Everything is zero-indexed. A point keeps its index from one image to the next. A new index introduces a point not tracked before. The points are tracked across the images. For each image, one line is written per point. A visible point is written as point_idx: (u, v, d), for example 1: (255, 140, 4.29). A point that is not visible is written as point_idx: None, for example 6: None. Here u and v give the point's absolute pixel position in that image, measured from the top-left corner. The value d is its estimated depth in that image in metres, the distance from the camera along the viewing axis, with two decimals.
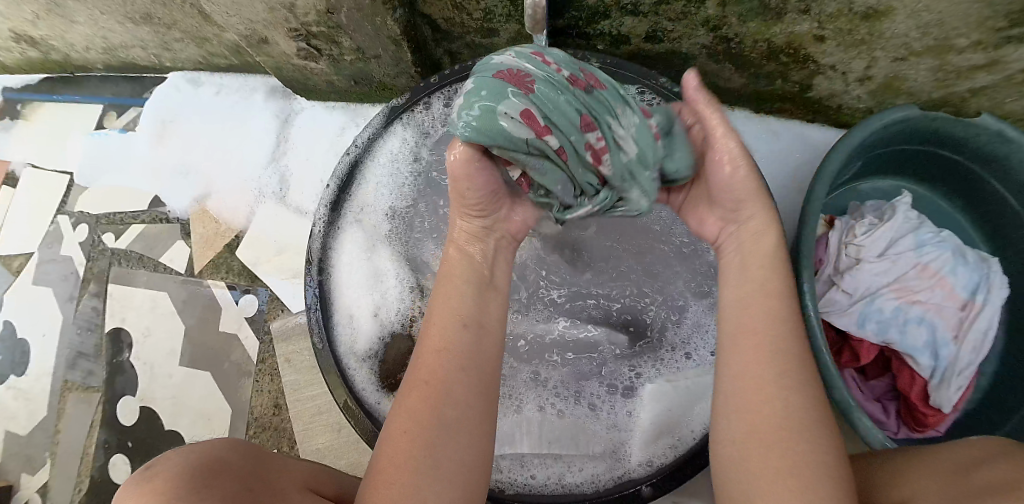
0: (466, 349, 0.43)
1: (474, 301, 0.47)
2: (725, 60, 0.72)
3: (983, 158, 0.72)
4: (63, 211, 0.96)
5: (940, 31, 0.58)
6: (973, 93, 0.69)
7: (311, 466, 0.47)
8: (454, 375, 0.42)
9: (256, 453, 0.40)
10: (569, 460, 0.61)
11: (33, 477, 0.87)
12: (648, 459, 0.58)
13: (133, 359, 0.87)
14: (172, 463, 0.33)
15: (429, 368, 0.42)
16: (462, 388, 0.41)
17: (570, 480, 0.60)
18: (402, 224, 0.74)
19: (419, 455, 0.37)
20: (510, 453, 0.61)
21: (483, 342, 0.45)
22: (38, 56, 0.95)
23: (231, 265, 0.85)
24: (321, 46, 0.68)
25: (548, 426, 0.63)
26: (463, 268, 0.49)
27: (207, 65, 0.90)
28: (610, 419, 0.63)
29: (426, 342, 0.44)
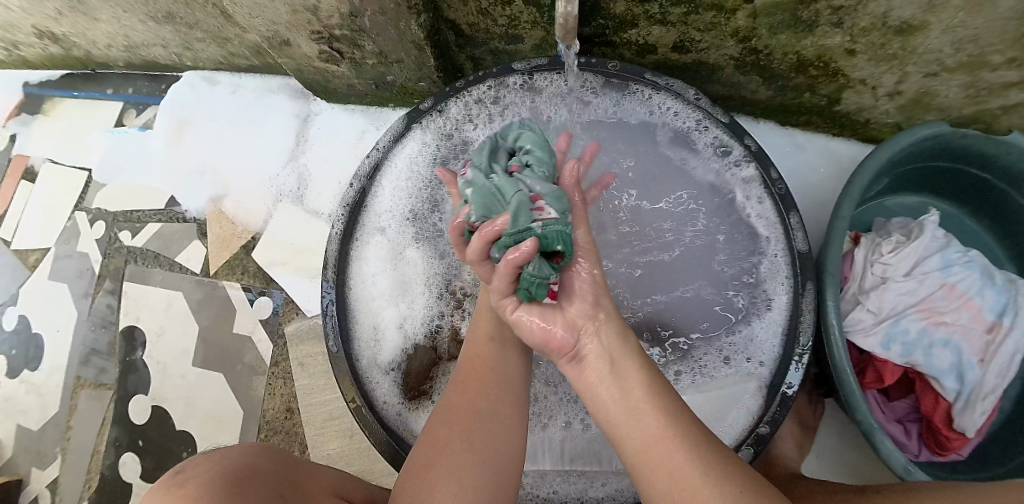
0: (489, 356, 0.50)
1: (507, 318, 0.54)
2: (753, 72, 0.70)
3: (1013, 177, 0.70)
4: (81, 207, 0.96)
5: (974, 47, 0.56)
6: (1005, 111, 0.67)
7: (342, 476, 0.46)
8: (494, 377, 0.47)
9: (287, 463, 0.39)
10: (592, 476, 0.60)
11: (43, 472, 0.87)
12: None
13: (145, 357, 0.87)
14: (209, 465, 0.32)
15: (474, 373, 0.48)
16: (501, 388, 0.47)
17: (593, 494, 0.59)
18: (423, 230, 0.72)
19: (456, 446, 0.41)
20: (533, 470, 0.61)
21: (508, 349, 0.51)
22: (60, 52, 0.95)
23: (246, 267, 0.85)
24: (343, 49, 0.67)
25: (570, 443, 0.63)
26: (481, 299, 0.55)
27: (227, 66, 0.90)
28: None
29: (471, 351, 0.51)
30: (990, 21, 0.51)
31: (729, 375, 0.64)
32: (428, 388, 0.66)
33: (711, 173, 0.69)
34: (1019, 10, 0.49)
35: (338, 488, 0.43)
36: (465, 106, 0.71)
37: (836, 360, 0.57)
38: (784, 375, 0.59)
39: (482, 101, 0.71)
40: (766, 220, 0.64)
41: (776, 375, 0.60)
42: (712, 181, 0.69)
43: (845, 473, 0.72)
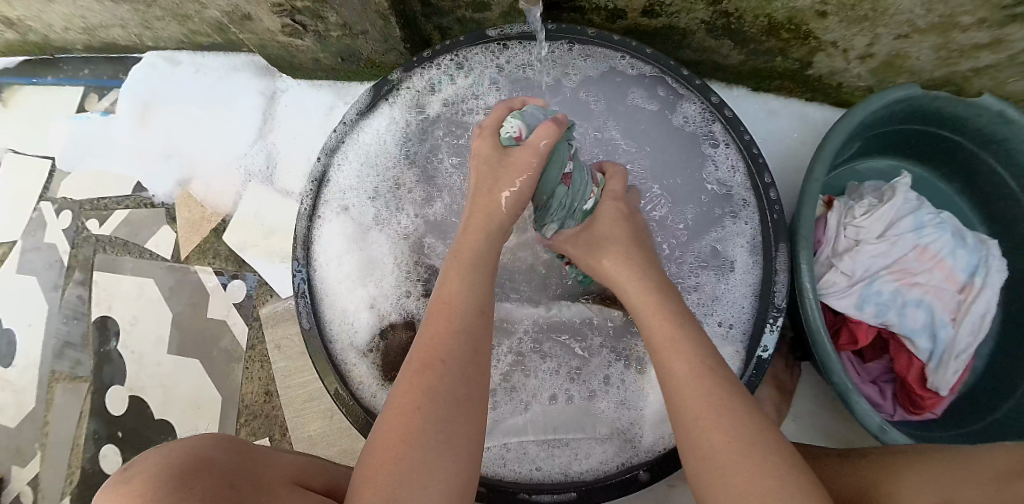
0: (469, 334, 0.41)
1: (483, 279, 0.45)
2: (724, 36, 0.70)
3: (982, 138, 0.71)
4: (46, 197, 0.94)
5: (945, 8, 0.56)
6: (975, 73, 0.68)
7: (304, 460, 0.46)
8: (456, 355, 0.40)
9: (247, 450, 0.38)
10: (575, 445, 0.61)
11: (23, 468, 0.86)
12: (655, 442, 0.58)
13: (120, 347, 0.85)
14: (157, 456, 0.31)
15: (434, 350, 0.40)
16: (464, 367, 0.39)
17: (576, 467, 0.59)
18: (389, 209, 0.72)
19: (426, 445, 0.35)
20: (514, 443, 0.61)
21: (486, 329, 0.43)
22: (15, 37, 0.92)
23: (218, 251, 0.83)
24: (307, 22, 0.65)
25: (552, 413, 0.63)
26: (477, 247, 0.46)
27: (189, 44, 0.87)
28: (618, 399, 0.62)
29: (433, 318, 0.42)
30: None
31: None
32: None
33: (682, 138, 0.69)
34: None
35: (298, 475, 0.42)
36: (442, 77, 0.70)
37: (810, 323, 0.57)
38: (759, 338, 0.60)
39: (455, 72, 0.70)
40: (738, 182, 0.65)
41: (752, 339, 0.61)
42: (681, 145, 0.69)
43: (822, 438, 0.72)
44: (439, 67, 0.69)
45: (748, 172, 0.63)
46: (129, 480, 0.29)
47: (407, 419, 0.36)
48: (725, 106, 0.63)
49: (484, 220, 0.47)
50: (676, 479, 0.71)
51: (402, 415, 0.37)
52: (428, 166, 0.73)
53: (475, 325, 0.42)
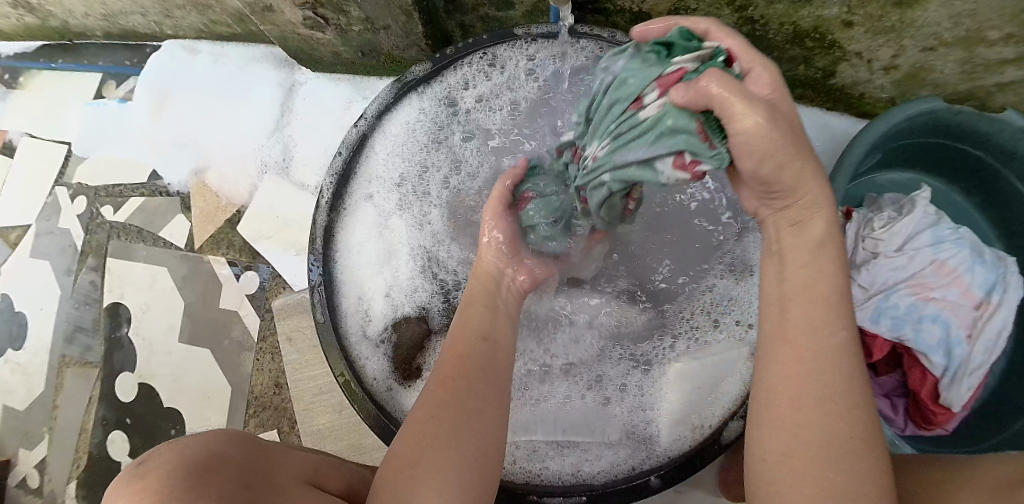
0: (481, 358, 0.44)
1: (490, 309, 0.50)
2: (747, 43, 0.69)
3: (1005, 154, 0.70)
4: (61, 182, 0.94)
5: (973, 22, 0.56)
6: (999, 88, 0.67)
7: (315, 457, 0.46)
8: (473, 373, 0.42)
9: (260, 449, 0.38)
10: (585, 447, 0.60)
11: (31, 451, 0.86)
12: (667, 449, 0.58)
13: (131, 334, 0.86)
14: (173, 452, 0.31)
15: (450, 368, 0.43)
16: (480, 386, 0.42)
17: (586, 470, 0.58)
18: (413, 197, 0.72)
19: (446, 450, 0.37)
20: (524, 441, 0.61)
21: (497, 352, 0.46)
22: (36, 22, 0.92)
23: (232, 241, 0.83)
24: (329, 15, 0.65)
25: (563, 415, 0.63)
26: (489, 283, 0.53)
27: (209, 34, 0.87)
28: (634, 401, 0.62)
29: (452, 343, 0.46)
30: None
31: (719, 341, 0.61)
32: (418, 363, 0.65)
33: None
34: None
35: (313, 473, 0.42)
36: (476, 74, 0.69)
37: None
38: None
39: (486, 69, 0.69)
40: None
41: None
42: None
43: None
44: (471, 65, 0.68)
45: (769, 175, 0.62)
46: (142, 475, 0.29)
47: (422, 429, 0.39)
48: None
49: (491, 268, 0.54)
50: (684, 486, 0.71)
51: (419, 424, 0.39)
52: (455, 157, 0.72)
53: (486, 349, 0.45)
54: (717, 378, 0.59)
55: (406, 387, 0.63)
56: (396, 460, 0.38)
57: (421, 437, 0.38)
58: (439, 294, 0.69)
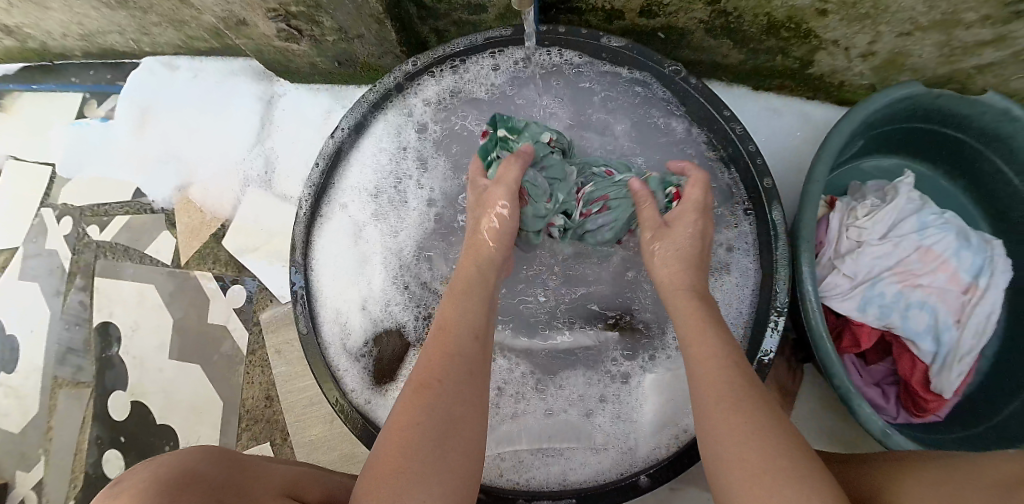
0: (465, 357, 0.42)
1: (477, 304, 0.47)
2: (723, 35, 0.69)
3: (987, 136, 0.70)
4: (46, 204, 0.94)
5: (948, 5, 0.55)
6: (978, 70, 0.67)
7: (292, 470, 0.45)
8: (456, 377, 0.40)
9: (235, 461, 0.37)
10: (570, 455, 0.60)
11: (28, 474, 0.86)
12: (651, 453, 0.57)
13: (122, 353, 0.85)
14: (151, 469, 0.31)
15: (432, 370, 0.41)
16: (459, 390, 0.40)
17: (573, 477, 0.58)
18: (391, 205, 0.71)
19: (428, 461, 0.35)
20: (509, 452, 0.60)
21: (484, 356, 0.44)
22: (14, 44, 0.93)
23: (218, 255, 0.83)
24: (303, 26, 0.65)
25: (546, 423, 0.62)
26: (476, 276, 0.49)
27: (187, 49, 0.87)
28: (615, 409, 0.61)
29: (433, 341, 0.44)
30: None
31: None
32: (395, 372, 0.64)
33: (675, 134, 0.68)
34: None
35: (291, 487, 0.42)
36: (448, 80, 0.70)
37: (813, 327, 0.57)
38: (761, 343, 0.59)
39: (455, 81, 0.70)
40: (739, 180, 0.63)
41: (750, 345, 0.60)
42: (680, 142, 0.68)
43: (824, 439, 0.72)
44: (443, 72, 0.69)
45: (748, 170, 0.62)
46: (119, 491, 0.29)
47: (406, 435, 0.36)
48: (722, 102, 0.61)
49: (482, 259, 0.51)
50: (678, 481, 0.71)
51: (402, 431, 0.37)
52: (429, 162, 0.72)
53: (468, 348, 0.43)
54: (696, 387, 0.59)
55: (386, 394, 0.63)
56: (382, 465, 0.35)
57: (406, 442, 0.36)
58: (414, 307, 0.68)
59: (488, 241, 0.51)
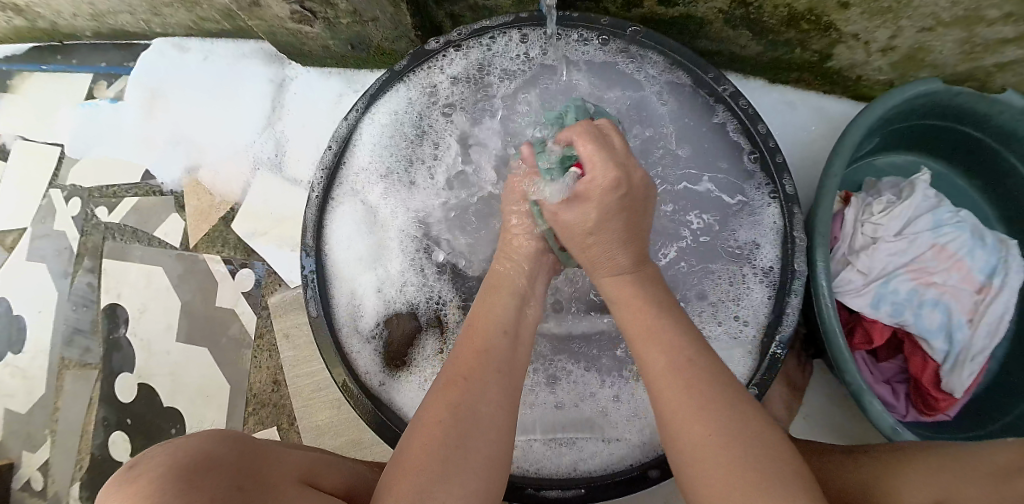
0: (498, 351, 0.43)
1: (513, 303, 0.49)
2: (742, 26, 0.68)
3: (1006, 136, 0.69)
4: (55, 184, 0.94)
5: (972, 1, 0.54)
6: (999, 68, 0.66)
7: (308, 454, 0.44)
8: (492, 372, 0.41)
9: (252, 450, 0.36)
10: (581, 445, 0.59)
11: (33, 454, 0.87)
12: (662, 443, 0.57)
13: (129, 335, 0.85)
14: (165, 458, 0.29)
15: (467, 365, 0.42)
16: (495, 385, 0.41)
17: (584, 466, 0.58)
18: (404, 189, 0.71)
19: (461, 453, 0.35)
20: (523, 441, 0.60)
21: (514, 353, 0.45)
22: (23, 22, 0.93)
23: (227, 239, 0.83)
24: (316, 8, 0.64)
25: (560, 417, 0.62)
26: (511, 277, 0.52)
27: (199, 31, 0.87)
28: (632, 403, 0.61)
29: (467, 338, 0.45)
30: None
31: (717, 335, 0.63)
32: (410, 358, 0.65)
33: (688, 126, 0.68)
34: None
35: (308, 473, 0.40)
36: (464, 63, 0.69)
37: (826, 322, 0.56)
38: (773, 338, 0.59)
39: (480, 63, 0.69)
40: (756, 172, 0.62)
41: (769, 333, 0.59)
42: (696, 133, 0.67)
43: (833, 434, 0.72)
44: (461, 55, 0.68)
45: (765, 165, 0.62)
46: (134, 481, 0.27)
47: (439, 425, 0.37)
48: (740, 96, 0.61)
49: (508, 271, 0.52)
50: None
51: (438, 421, 0.37)
52: (443, 147, 0.72)
53: (511, 359, 0.44)
54: None
55: (398, 378, 0.63)
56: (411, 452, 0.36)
57: (441, 432, 0.36)
58: (425, 290, 0.68)
59: (522, 241, 0.54)
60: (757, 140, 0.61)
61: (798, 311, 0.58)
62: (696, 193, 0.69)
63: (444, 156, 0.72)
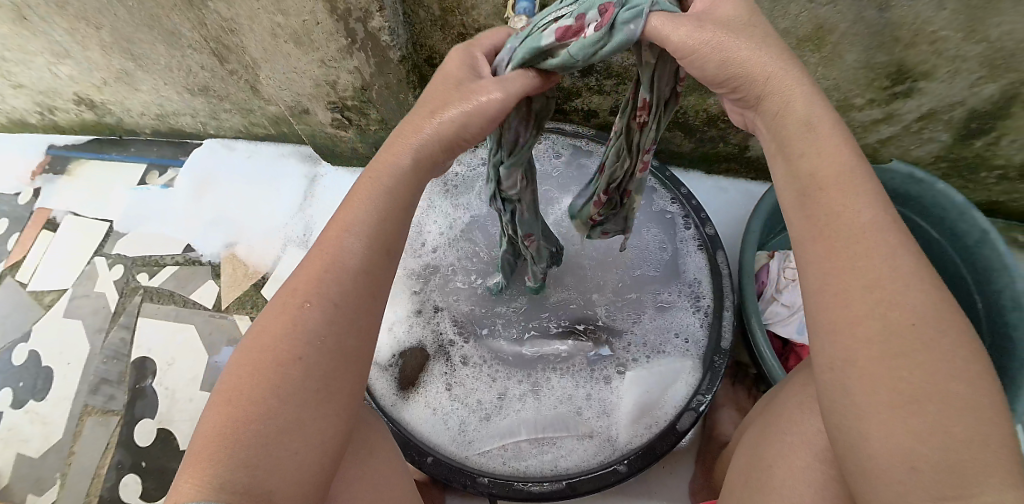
0: (357, 284, 0.40)
1: (381, 216, 0.42)
2: (676, 128, 0.89)
3: (903, 198, 0.88)
4: (101, 252, 1.07)
5: (840, 93, 0.80)
6: (881, 144, 0.89)
7: None
8: (325, 299, 0.39)
9: None
10: (561, 444, 0.73)
11: (39, 498, 0.90)
12: (631, 438, 0.72)
13: (155, 384, 0.94)
14: None
15: (304, 281, 0.40)
16: (318, 314, 0.38)
17: (562, 463, 0.71)
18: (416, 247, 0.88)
19: (306, 410, 0.36)
20: (510, 442, 0.73)
21: (373, 286, 0.41)
22: (93, 118, 1.13)
23: (256, 301, 0.96)
24: (353, 117, 0.87)
25: (542, 417, 0.75)
26: (382, 179, 0.43)
27: (246, 134, 1.07)
28: (602, 409, 0.75)
29: (312, 252, 0.41)
30: (843, 71, 0.75)
31: (667, 357, 0.77)
32: (417, 383, 0.78)
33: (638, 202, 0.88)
34: (862, 61, 0.73)
35: None
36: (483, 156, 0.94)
37: (755, 340, 0.74)
38: (711, 356, 0.73)
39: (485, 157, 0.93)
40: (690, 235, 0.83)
41: (712, 350, 0.73)
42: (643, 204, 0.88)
43: None
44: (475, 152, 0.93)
45: (702, 226, 0.82)
46: None
47: (241, 395, 0.36)
48: (678, 182, 0.85)
49: (370, 187, 0.42)
50: None
51: (253, 381, 0.36)
52: (451, 217, 0.90)
53: (366, 297, 0.41)
54: (665, 383, 0.74)
55: (408, 400, 0.76)
56: (207, 430, 0.35)
57: (239, 411, 0.35)
58: (429, 328, 0.82)
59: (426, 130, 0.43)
60: (694, 212, 0.82)
61: (731, 323, 0.74)
62: (649, 251, 0.86)
63: (447, 222, 0.90)
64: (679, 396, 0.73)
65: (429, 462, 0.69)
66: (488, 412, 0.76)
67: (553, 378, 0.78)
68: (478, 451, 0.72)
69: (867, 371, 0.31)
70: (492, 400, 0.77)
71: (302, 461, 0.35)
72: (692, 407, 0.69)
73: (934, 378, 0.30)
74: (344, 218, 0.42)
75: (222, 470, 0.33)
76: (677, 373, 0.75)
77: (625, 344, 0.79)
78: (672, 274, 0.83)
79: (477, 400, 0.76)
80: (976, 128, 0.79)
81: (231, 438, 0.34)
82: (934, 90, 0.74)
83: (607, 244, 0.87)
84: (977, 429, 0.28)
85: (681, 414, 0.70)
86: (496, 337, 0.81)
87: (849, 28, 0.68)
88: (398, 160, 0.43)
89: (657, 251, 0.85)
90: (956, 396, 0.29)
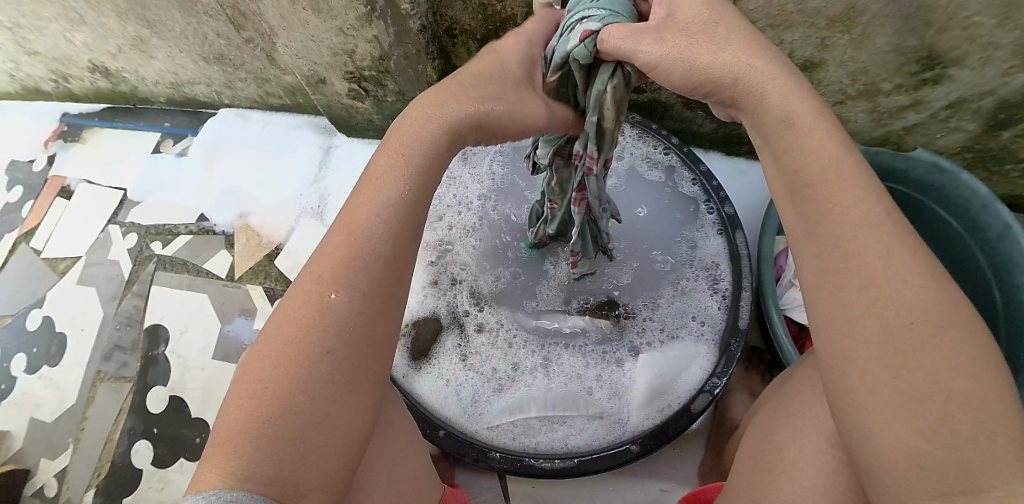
0: (386, 267, 0.40)
1: (411, 174, 0.40)
2: (698, 108, 0.87)
3: (925, 187, 0.85)
4: (114, 221, 1.07)
5: (867, 78, 0.78)
6: (907, 131, 0.86)
7: None
8: (355, 284, 0.38)
9: None
10: (571, 423, 0.72)
11: (52, 461, 0.91)
12: (643, 419, 0.71)
13: (167, 352, 0.94)
14: None
15: (330, 262, 0.39)
16: (348, 302, 0.38)
17: (573, 441, 0.71)
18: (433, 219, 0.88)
19: (336, 406, 0.36)
20: (521, 420, 0.73)
21: (397, 273, 0.40)
22: (107, 86, 1.12)
23: (269, 272, 0.96)
24: (369, 87, 0.86)
25: (554, 396, 0.74)
26: (411, 154, 0.41)
27: (261, 104, 1.07)
28: (615, 390, 0.75)
29: (335, 234, 0.40)
30: (872, 55, 0.73)
31: (683, 339, 0.76)
32: (429, 354, 0.77)
33: (659, 182, 0.87)
34: (891, 44, 0.71)
35: None
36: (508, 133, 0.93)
37: (773, 326, 0.72)
38: (727, 340, 0.72)
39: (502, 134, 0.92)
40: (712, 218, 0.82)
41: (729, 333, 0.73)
42: (665, 185, 0.86)
43: None
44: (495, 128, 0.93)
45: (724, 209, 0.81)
46: None
47: (265, 388, 0.35)
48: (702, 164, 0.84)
49: (402, 159, 0.40)
50: (668, 485, 0.79)
51: (277, 377, 0.35)
52: (469, 191, 0.89)
53: (393, 283, 0.40)
54: (679, 366, 0.73)
55: (419, 372, 0.76)
56: (234, 421, 0.35)
57: (264, 406, 0.35)
58: (442, 299, 0.82)
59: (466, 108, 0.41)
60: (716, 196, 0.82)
61: (749, 307, 0.74)
62: (668, 232, 0.84)
63: (463, 197, 0.89)
64: (694, 379, 0.72)
65: (442, 435, 0.69)
66: (499, 388, 0.75)
67: (567, 356, 0.77)
68: (488, 425, 0.72)
69: (885, 355, 0.30)
70: (504, 376, 0.76)
71: (330, 455, 0.35)
72: (707, 389, 0.69)
73: (952, 368, 0.29)
74: (373, 195, 0.40)
75: (252, 466, 0.33)
76: (693, 356, 0.74)
77: (640, 325, 0.78)
78: (692, 256, 0.82)
79: (489, 376, 0.76)
80: (1004, 119, 0.77)
81: (257, 433, 0.34)
82: (965, 78, 0.71)
83: (626, 224, 0.86)
84: (993, 420, 0.27)
85: (695, 397, 0.69)
86: (510, 314, 0.80)
87: (881, 11, 0.66)
88: (430, 134, 0.41)
89: (676, 232, 0.84)
90: (976, 385, 0.28)
